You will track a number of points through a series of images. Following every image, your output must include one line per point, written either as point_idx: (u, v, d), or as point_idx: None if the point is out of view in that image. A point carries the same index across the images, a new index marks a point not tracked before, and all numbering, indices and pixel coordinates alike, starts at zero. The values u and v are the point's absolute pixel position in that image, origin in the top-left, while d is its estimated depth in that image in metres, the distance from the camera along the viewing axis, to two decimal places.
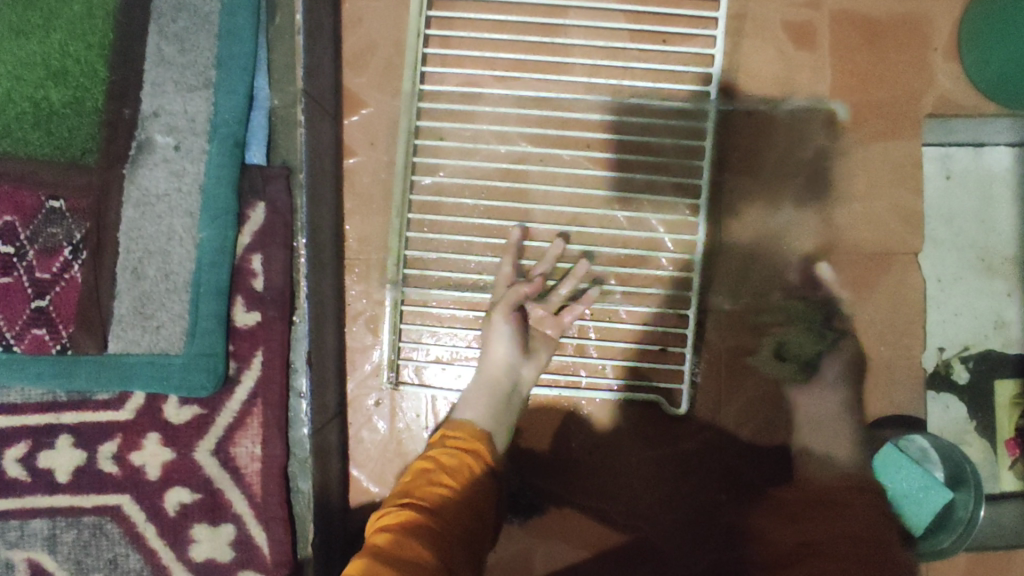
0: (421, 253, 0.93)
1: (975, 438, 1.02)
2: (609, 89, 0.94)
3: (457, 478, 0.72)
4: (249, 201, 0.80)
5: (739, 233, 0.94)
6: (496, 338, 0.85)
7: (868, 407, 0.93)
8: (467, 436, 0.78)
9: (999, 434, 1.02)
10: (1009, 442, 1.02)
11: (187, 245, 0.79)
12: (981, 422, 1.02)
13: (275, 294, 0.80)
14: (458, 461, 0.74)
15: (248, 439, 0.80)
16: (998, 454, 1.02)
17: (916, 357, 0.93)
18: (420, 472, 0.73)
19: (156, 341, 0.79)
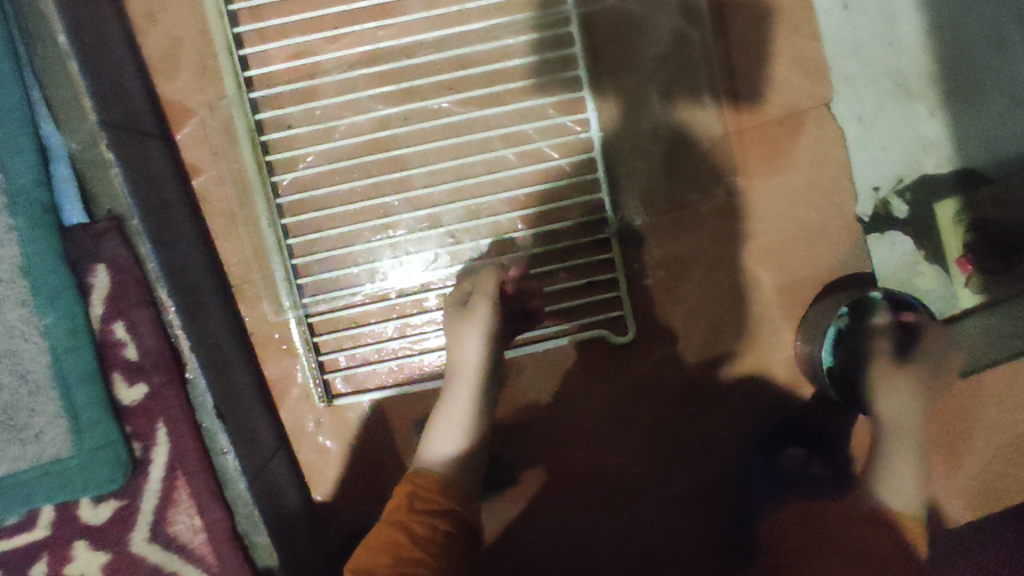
0: (307, 258, 0.84)
1: (926, 267, 0.99)
2: (455, 19, 0.83)
3: (426, 545, 0.64)
4: (86, 268, 0.70)
5: (639, 136, 0.86)
6: (467, 335, 0.76)
7: (816, 276, 0.88)
8: (428, 485, 0.70)
9: (948, 255, 0.98)
10: (960, 260, 0.97)
11: (33, 337, 0.68)
12: (928, 250, 0.98)
13: (153, 358, 0.71)
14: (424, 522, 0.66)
15: (182, 513, 0.74)
16: (950, 274, 0.98)
17: (850, 210, 0.88)
18: (391, 527, 0.65)
19: (41, 450, 0.70)
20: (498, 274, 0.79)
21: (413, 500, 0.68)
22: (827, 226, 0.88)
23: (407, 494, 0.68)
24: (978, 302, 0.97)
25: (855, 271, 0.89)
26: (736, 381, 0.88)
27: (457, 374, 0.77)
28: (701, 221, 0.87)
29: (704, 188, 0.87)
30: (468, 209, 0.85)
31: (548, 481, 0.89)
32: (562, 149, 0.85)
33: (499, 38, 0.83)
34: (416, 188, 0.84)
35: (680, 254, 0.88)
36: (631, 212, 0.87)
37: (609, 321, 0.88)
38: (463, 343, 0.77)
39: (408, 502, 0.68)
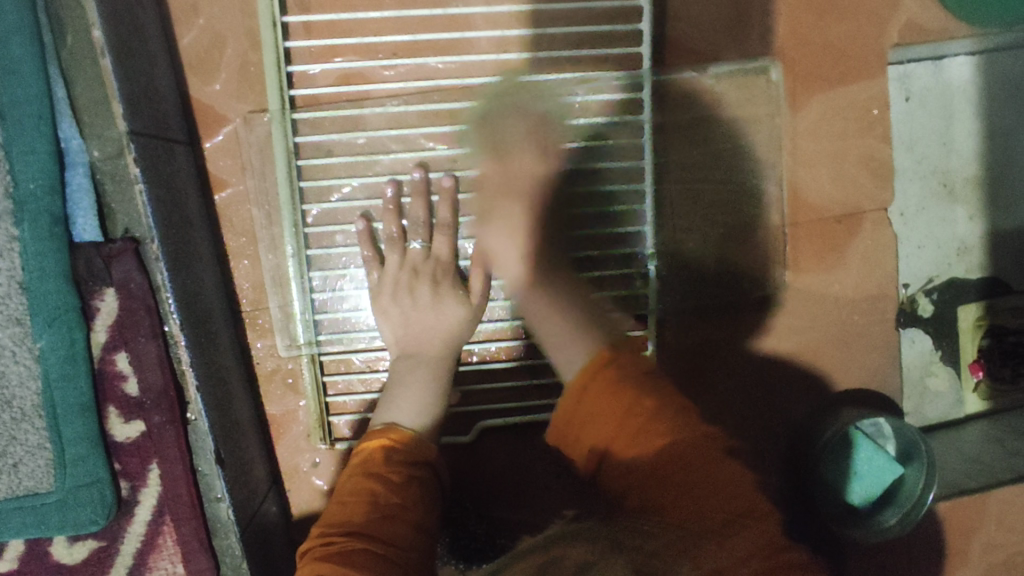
0: (332, 294, 0.79)
1: (940, 368, 0.96)
2: (521, 65, 0.78)
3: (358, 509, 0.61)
4: (94, 290, 0.64)
5: (693, 211, 0.83)
6: (437, 305, 0.76)
7: (838, 377, 0.88)
8: (374, 453, 0.66)
9: (963, 357, 0.96)
10: (973, 365, 0.95)
11: (25, 360, 0.62)
12: (947, 350, 0.95)
13: (155, 395, 0.65)
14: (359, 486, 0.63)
15: (166, 559, 0.69)
16: (962, 378, 0.96)
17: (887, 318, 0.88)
18: (338, 503, 0.63)
19: (18, 481, 0.64)
20: (479, 265, 0.77)
21: (366, 490, 0.62)
22: (858, 330, 0.87)
23: (360, 487, 0.62)
24: (984, 406, 0.97)
25: (878, 379, 0.89)
26: None
27: (421, 338, 0.75)
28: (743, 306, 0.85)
29: (752, 277, 0.84)
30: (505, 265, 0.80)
31: None
32: (612, 220, 0.80)
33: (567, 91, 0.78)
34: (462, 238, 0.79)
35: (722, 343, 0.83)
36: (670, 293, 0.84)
37: None
38: (434, 311, 0.75)
39: (359, 498, 0.62)
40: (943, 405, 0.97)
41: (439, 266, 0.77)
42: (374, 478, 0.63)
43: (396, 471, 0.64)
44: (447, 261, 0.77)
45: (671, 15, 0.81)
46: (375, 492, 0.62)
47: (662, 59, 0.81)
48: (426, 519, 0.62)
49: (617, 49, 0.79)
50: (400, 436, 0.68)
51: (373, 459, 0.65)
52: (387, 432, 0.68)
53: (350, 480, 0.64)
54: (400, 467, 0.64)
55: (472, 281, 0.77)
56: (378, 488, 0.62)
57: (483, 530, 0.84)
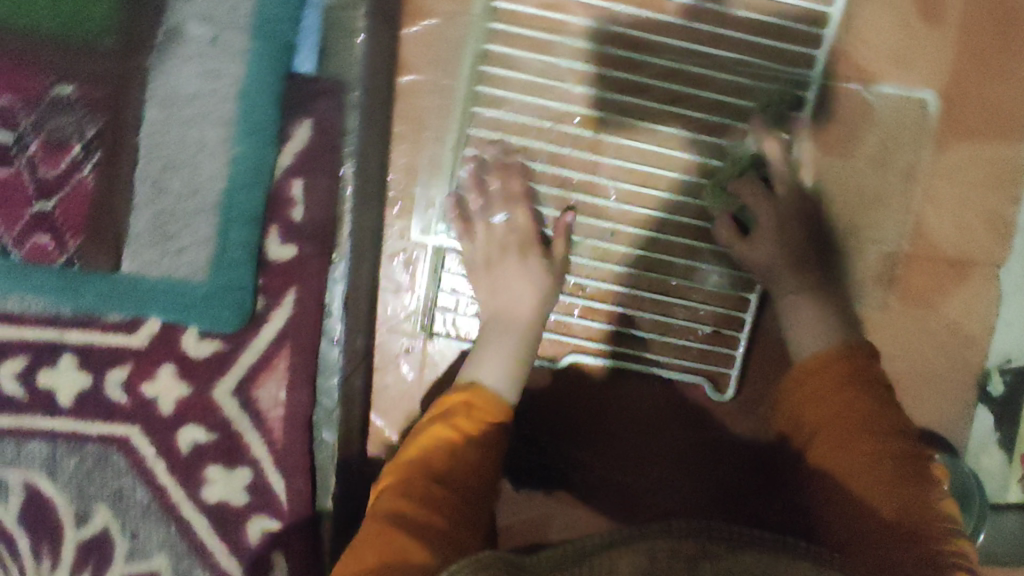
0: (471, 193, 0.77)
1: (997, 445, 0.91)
2: (705, 40, 0.83)
3: (440, 455, 0.62)
4: (294, 117, 0.69)
5: (821, 219, 0.86)
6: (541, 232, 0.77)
7: (916, 414, 0.89)
8: (455, 403, 0.66)
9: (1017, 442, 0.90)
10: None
11: (218, 159, 0.69)
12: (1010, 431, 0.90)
13: (315, 228, 0.71)
14: (445, 431, 0.63)
15: (272, 382, 0.73)
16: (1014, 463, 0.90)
17: (974, 373, 0.89)
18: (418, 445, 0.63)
19: (177, 267, 0.70)
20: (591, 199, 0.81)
21: (444, 442, 0.62)
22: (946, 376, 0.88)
23: (441, 436, 0.63)
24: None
25: (952, 429, 0.90)
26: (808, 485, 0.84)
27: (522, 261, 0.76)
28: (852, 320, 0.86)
29: (857, 294, 0.87)
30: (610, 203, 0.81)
31: (589, 495, 0.84)
32: (744, 201, 0.83)
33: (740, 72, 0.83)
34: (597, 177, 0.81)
35: None
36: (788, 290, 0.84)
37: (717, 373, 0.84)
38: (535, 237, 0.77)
39: (439, 448, 0.62)
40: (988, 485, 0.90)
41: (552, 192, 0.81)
42: (455, 431, 0.64)
43: (474, 425, 0.65)
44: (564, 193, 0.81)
45: (853, 32, 0.85)
46: (455, 446, 0.62)
47: (835, 68, 0.85)
48: (491, 479, 0.63)
49: (795, 48, 0.83)
50: (483, 394, 0.67)
51: (451, 411, 0.65)
52: (468, 387, 0.67)
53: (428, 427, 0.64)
54: (478, 425, 0.65)
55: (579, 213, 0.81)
56: (458, 441, 0.63)
57: (539, 456, 0.84)
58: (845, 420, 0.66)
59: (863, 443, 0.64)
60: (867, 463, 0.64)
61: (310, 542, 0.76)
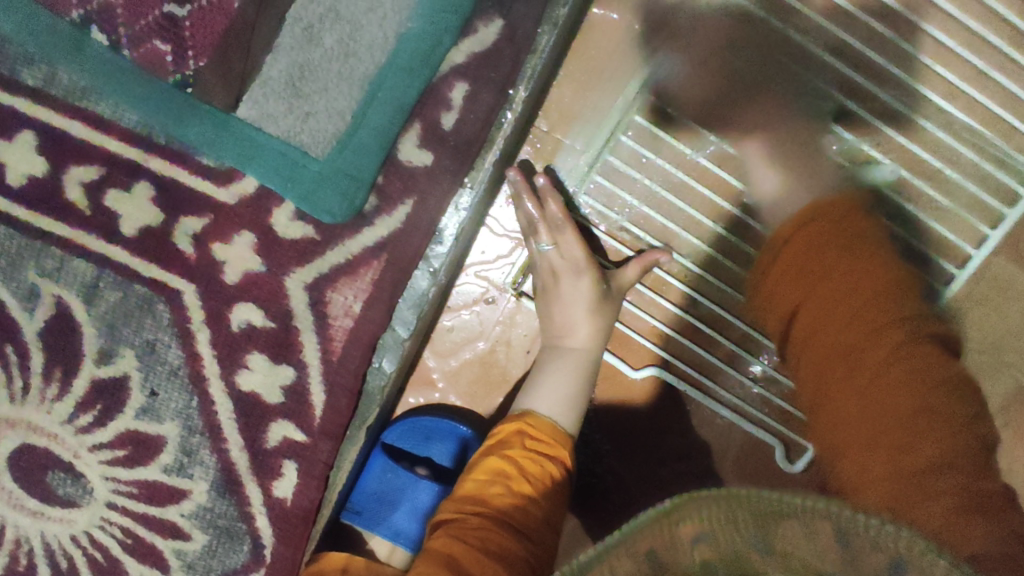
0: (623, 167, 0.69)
1: None
2: (957, 87, 0.67)
3: (493, 492, 0.58)
4: (486, 12, 0.59)
5: (1001, 328, 0.69)
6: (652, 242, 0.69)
7: None
8: (510, 438, 0.62)
9: None
10: None
11: (386, 28, 0.59)
12: None
13: (462, 143, 0.61)
14: (499, 468, 0.60)
15: (350, 291, 0.65)
16: None
17: None
18: (472, 482, 0.60)
19: (297, 130, 0.61)
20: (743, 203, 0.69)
21: (500, 474, 0.59)
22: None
23: (495, 469, 0.60)
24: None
25: None
26: None
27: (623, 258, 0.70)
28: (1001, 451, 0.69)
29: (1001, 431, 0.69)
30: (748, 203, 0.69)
31: (616, 522, 0.74)
32: None
33: (980, 136, 0.67)
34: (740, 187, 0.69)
35: None
36: None
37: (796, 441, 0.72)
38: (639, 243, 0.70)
39: (494, 480, 0.59)
40: None
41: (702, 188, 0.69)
42: (512, 462, 0.60)
43: (531, 460, 0.60)
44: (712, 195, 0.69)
45: None
46: (511, 477, 0.59)
47: None
48: (553, 510, 0.59)
49: None
50: (541, 424, 0.63)
51: (507, 442, 0.62)
52: (523, 417, 0.64)
53: (485, 458, 0.61)
54: (536, 458, 0.61)
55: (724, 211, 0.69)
56: (515, 473, 0.59)
57: (579, 462, 0.76)
58: (858, 329, 0.44)
59: (904, 378, 0.42)
60: (893, 410, 0.42)
61: (330, 467, 0.70)
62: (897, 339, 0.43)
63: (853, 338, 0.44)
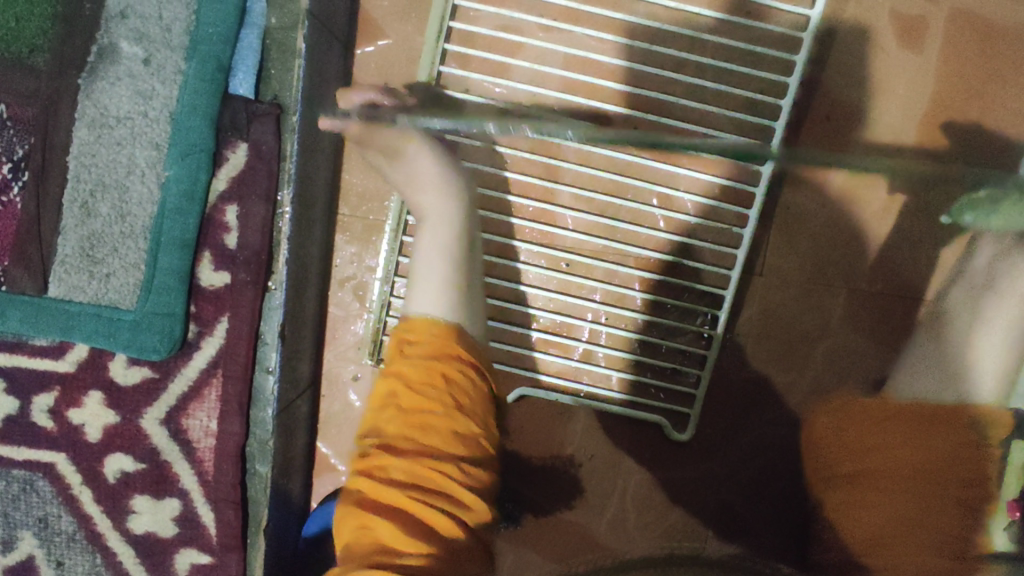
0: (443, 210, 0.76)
1: None
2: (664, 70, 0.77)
3: (392, 422, 0.46)
4: (230, 140, 0.67)
5: (788, 250, 0.81)
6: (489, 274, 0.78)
7: None
8: (413, 329, 0.50)
9: None
10: None
11: (149, 182, 0.66)
12: None
13: (249, 254, 0.68)
14: (396, 375, 0.47)
15: (203, 412, 0.71)
16: None
17: None
18: (374, 406, 0.48)
19: (104, 291, 0.67)
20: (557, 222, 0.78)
21: (399, 454, 0.45)
22: None
23: (386, 387, 0.47)
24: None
25: None
26: (768, 527, 0.82)
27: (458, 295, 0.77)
28: (818, 346, 0.81)
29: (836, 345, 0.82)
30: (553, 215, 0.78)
31: (542, 537, 0.82)
32: (711, 231, 0.78)
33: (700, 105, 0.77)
34: (549, 205, 0.77)
35: (782, 387, 0.81)
36: (758, 334, 0.81)
37: (675, 413, 0.81)
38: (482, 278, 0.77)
39: (387, 401, 0.47)
40: None
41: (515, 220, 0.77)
42: (408, 429, 0.45)
43: (425, 354, 0.48)
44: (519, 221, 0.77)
45: (826, 58, 0.79)
46: (400, 392, 0.46)
47: (805, 100, 0.79)
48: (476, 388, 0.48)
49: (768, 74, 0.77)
50: (406, 356, 0.48)
51: (384, 411, 0.47)
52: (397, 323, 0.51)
53: (380, 459, 0.45)
54: (420, 357, 0.48)
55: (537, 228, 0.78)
56: (401, 387, 0.46)
57: None
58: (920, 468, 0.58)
59: (922, 478, 0.57)
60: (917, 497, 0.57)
61: None
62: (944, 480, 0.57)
63: (905, 467, 0.58)
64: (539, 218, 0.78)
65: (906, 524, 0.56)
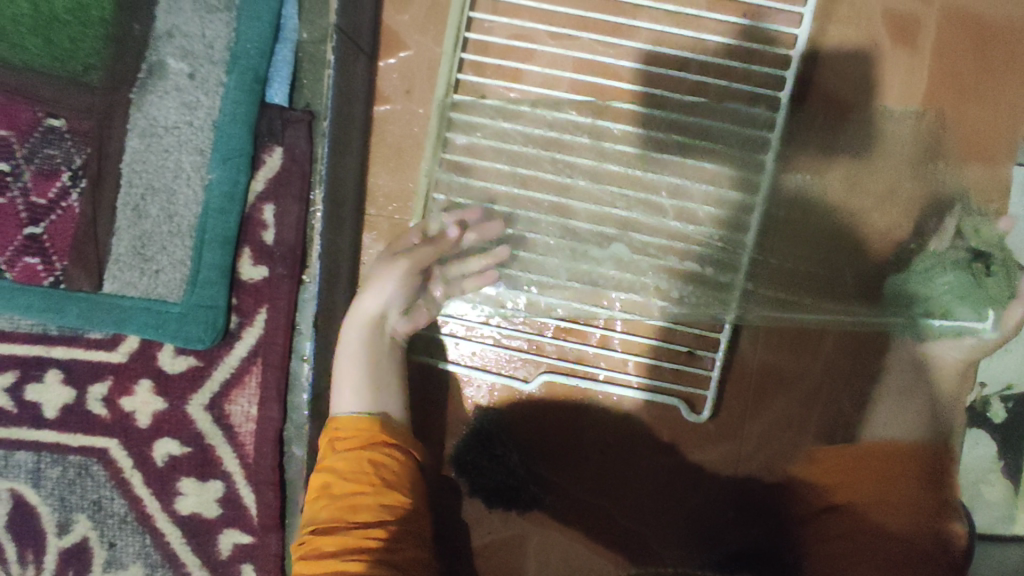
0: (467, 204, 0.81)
1: (997, 476, 0.88)
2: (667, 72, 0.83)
3: (336, 487, 0.66)
4: (266, 145, 0.73)
5: (796, 236, 0.80)
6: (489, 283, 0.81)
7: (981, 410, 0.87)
8: (351, 426, 0.70)
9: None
10: None
11: (195, 186, 0.73)
12: (1009, 462, 0.87)
13: (285, 250, 0.74)
14: (331, 455, 0.69)
15: (244, 398, 0.76)
16: (1017, 497, 0.88)
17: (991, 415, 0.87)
18: (314, 484, 0.68)
19: (154, 286, 0.73)
20: (571, 214, 0.81)
21: (340, 533, 0.64)
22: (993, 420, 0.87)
23: (319, 485, 0.67)
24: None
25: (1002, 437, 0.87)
26: (784, 508, 0.85)
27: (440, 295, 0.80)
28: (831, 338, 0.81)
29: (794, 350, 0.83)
30: (567, 209, 0.81)
31: (566, 521, 0.85)
32: (722, 222, 0.81)
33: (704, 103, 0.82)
34: (563, 199, 0.81)
35: (794, 371, 0.83)
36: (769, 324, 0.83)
37: (693, 394, 0.85)
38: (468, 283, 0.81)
39: (320, 495, 0.67)
40: (991, 514, 0.88)
41: (529, 213, 0.82)
42: (341, 510, 0.65)
43: (351, 456, 0.68)
44: (535, 215, 0.82)
45: (822, 54, 0.83)
46: (331, 485, 0.66)
47: (803, 93, 0.83)
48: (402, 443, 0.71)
49: (765, 70, 0.82)
50: (337, 451, 0.69)
51: (319, 501, 0.67)
52: (331, 421, 0.71)
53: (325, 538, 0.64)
54: (350, 444, 0.69)
55: (552, 221, 0.82)
56: (334, 480, 0.66)
57: (507, 485, 0.85)
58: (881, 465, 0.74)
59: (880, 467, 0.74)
60: (872, 479, 0.73)
61: (281, 557, 0.77)
62: (906, 471, 0.73)
63: (862, 472, 0.74)
64: (555, 212, 0.81)
65: (887, 504, 0.71)
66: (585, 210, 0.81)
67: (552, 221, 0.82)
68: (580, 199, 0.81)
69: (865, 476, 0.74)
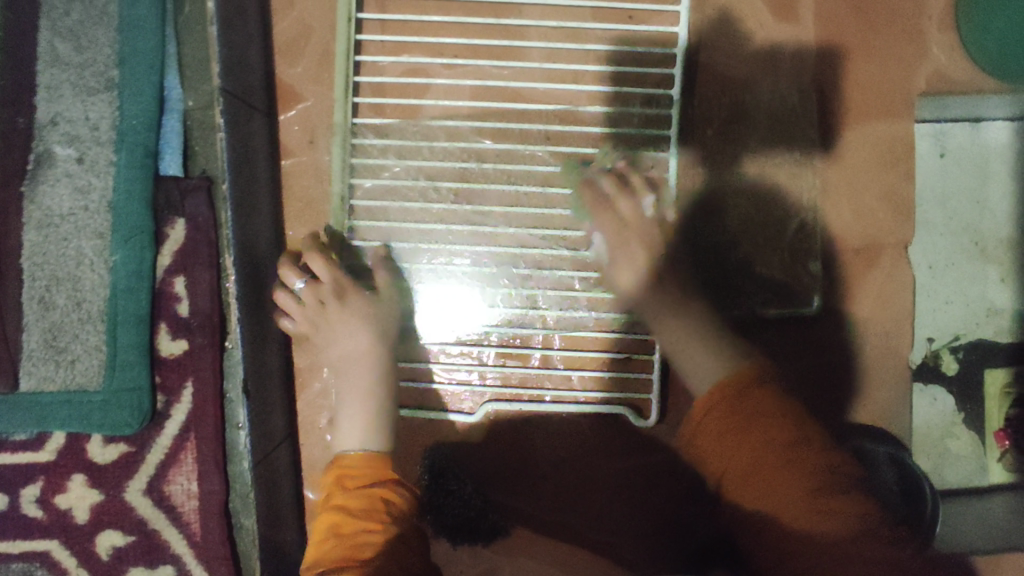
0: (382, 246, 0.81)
1: (962, 429, 0.87)
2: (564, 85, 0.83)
3: (347, 524, 0.66)
4: (167, 217, 0.72)
5: (712, 229, 0.84)
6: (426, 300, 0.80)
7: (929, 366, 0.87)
8: (358, 465, 0.72)
9: (988, 424, 0.87)
10: (998, 433, 0.87)
11: (99, 269, 0.71)
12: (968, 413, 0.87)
13: (201, 319, 0.72)
14: (340, 495, 0.70)
15: (182, 476, 0.74)
16: (985, 445, 0.87)
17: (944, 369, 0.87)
18: (321, 524, 0.68)
19: (71, 377, 0.71)
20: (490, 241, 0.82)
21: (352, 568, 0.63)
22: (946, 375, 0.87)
23: (329, 522, 0.67)
24: (1008, 481, 0.87)
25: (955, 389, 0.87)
26: None
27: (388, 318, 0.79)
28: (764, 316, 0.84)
29: (707, 349, 0.73)
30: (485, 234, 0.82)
31: (533, 544, 0.84)
32: None
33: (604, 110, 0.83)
34: (479, 226, 0.82)
35: None
36: None
37: (638, 398, 0.84)
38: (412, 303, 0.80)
39: (331, 531, 0.66)
40: (964, 469, 0.87)
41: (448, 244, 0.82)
42: (347, 548, 0.65)
43: (358, 494, 0.69)
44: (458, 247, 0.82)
45: (710, 45, 0.85)
46: (342, 521, 0.67)
47: (698, 86, 0.84)
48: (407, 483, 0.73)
49: (657, 69, 0.83)
50: (346, 489, 0.70)
51: (327, 539, 0.66)
52: (337, 462, 0.73)
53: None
54: (358, 484, 0.70)
55: (473, 250, 0.82)
56: (344, 516, 0.67)
57: (467, 515, 0.84)
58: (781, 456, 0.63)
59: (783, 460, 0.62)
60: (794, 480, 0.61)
61: None
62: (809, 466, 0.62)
63: (772, 466, 0.63)
64: (475, 240, 0.82)
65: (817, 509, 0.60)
66: (505, 235, 0.82)
67: (474, 250, 0.82)
68: (497, 224, 0.82)
69: (775, 470, 0.63)
